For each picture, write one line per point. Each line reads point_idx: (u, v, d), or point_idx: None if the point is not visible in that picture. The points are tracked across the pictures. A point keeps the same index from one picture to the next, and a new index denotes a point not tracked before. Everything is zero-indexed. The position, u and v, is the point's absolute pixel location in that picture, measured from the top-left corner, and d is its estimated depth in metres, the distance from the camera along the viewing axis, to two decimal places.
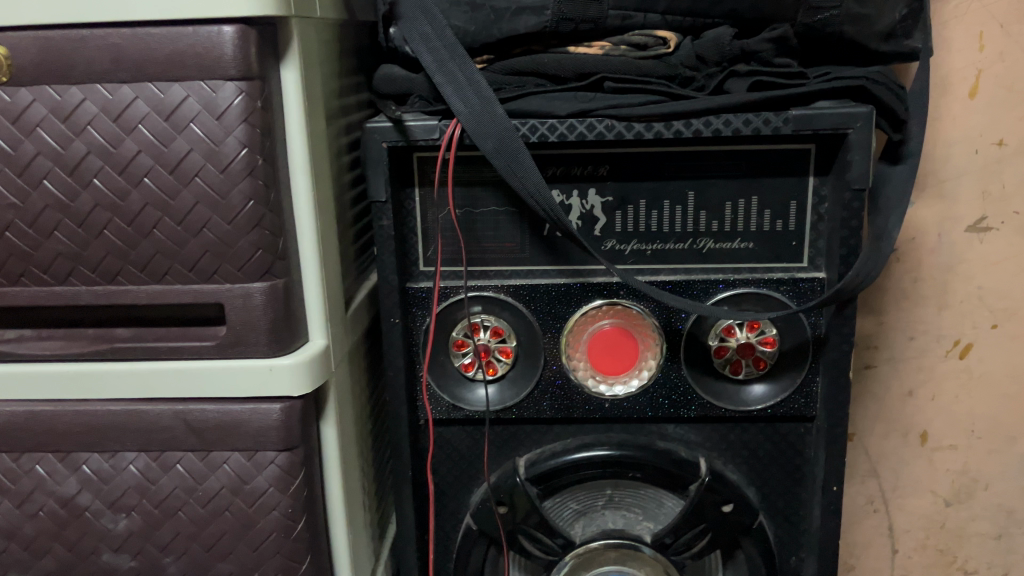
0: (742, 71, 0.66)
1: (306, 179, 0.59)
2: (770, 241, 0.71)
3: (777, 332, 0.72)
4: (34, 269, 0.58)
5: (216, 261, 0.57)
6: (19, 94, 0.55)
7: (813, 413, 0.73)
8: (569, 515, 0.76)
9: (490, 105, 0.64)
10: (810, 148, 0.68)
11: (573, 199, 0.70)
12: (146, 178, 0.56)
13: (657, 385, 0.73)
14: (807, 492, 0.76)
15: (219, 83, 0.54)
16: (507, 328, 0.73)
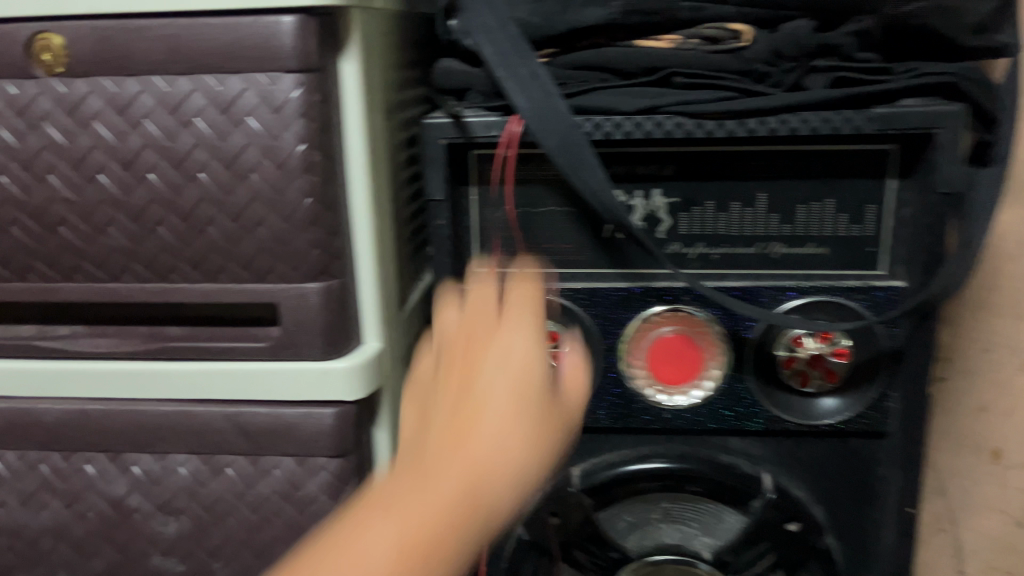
0: (821, 67, 0.62)
1: (363, 175, 0.57)
2: (846, 247, 0.67)
3: (850, 343, 0.68)
4: (89, 265, 0.57)
5: (271, 260, 0.55)
6: (75, 85, 0.53)
7: (887, 430, 0.69)
8: (623, 527, 0.72)
9: (553, 101, 0.61)
10: (891, 149, 0.64)
11: (637, 199, 0.67)
12: (201, 173, 0.54)
13: (720, 396, 0.70)
14: (878, 511, 0.71)
15: (277, 76, 0.52)
16: (563, 333, 0.70)
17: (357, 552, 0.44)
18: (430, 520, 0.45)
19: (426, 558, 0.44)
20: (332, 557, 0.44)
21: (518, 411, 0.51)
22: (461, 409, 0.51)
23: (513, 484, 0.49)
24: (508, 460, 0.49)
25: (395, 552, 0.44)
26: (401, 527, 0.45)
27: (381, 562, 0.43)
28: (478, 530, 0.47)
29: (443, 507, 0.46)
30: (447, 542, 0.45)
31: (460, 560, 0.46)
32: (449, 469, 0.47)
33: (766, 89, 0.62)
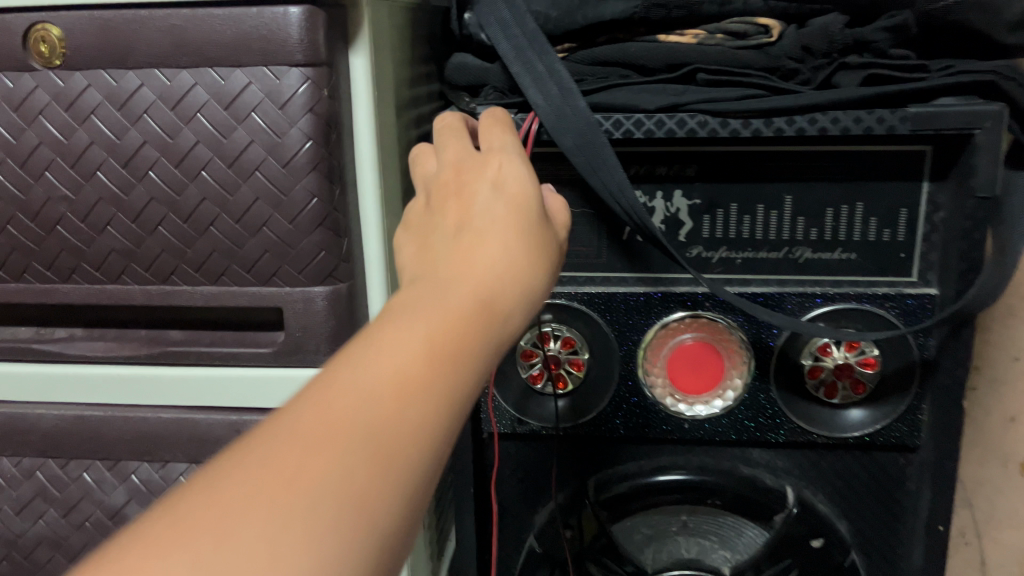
0: (854, 64, 0.59)
1: (373, 173, 0.55)
2: (876, 253, 0.64)
3: (879, 352, 0.65)
4: (87, 266, 0.55)
5: (277, 263, 0.53)
6: (73, 79, 0.51)
7: (917, 443, 0.66)
8: (639, 539, 0.67)
9: (572, 98, 0.59)
10: (926, 150, 0.61)
11: (657, 201, 0.65)
12: (203, 172, 0.52)
13: (743, 406, 0.67)
14: (906, 528, 0.69)
15: (284, 70, 0.50)
16: (579, 339, 0.68)
17: (351, 381, 0.34)
18: (450, 322, 0.39)
19: (442, 355, 0.37)
20: (320, 400, 0.34)
21: (523, 203, 0.46)
22: (462, 232, 0.45)
23: (520, 298, 0.43)
24: (511, 291, 0.43)
25: (402, 384, 0.35)
26: (402, 364, 0.35)
27: (390, 387, 0.35)
28: (487, 349, 0.40)
29: (454, 347, 0.38)
30: (462, 362, 0.38)
31: (477, 375, 0.39)
32: (451, 298, 0.40)
33: (795, 86, 0.59)
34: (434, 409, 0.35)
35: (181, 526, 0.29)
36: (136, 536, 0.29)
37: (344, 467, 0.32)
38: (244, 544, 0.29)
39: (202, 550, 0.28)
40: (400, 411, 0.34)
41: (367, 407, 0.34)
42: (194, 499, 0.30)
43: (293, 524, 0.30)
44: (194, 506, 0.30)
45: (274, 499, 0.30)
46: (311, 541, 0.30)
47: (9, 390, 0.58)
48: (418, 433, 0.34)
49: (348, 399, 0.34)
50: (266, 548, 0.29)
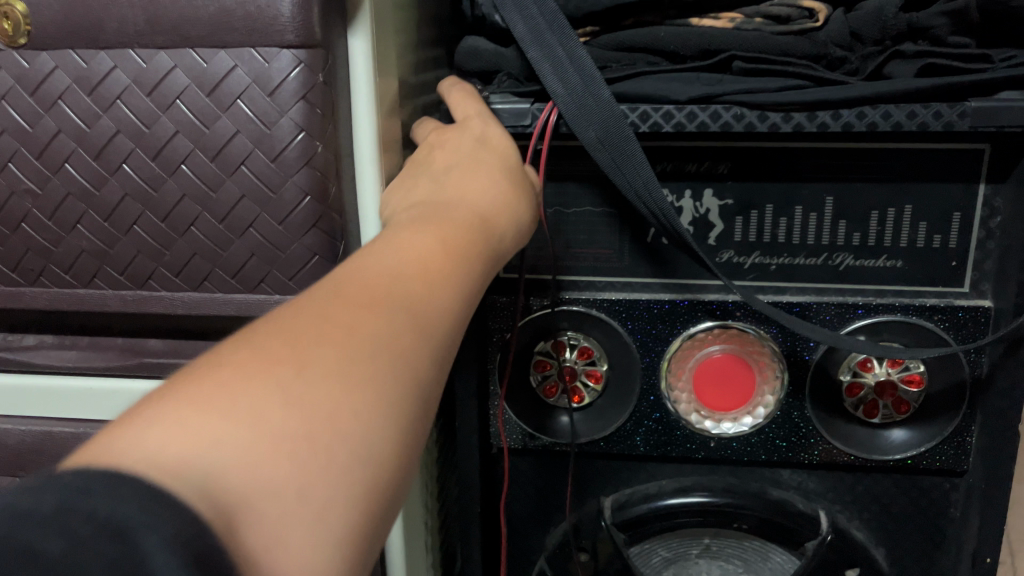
0: (909, 52, 0.53)
1: (374, 168, 0.50)
2: (924, 261, 0.58)
3: (925, 369, 0.60)
4: (55, 267, 0.51)
5: (265, 268, 0.49)
6: (39, 60, 0.47)
7: (965, 468, 0.61)
8: (657, 563, 0.62)
9: (595, 86, 0.53)
10: (984, 148, 0.55)
11: (685, 201, 0.59)
12: (183, 165, 0.48)
13: (774, 425, 0.62)
14: (949, 558, 0.63)
15: (273, 52, 0.45)
16: (597, 349, 0.63)
17: (379, 265, 0.37)
18: (456, 229, 0.42)
19: (455, 254, 0.40)
20: (356, 275, 0.36)
21: (500, 154, 0.51)
22: (451, 171, 0.49)
23: (512, 219, 0.47)
24: (506, 215, 0.47)
25: (427, 270, 0.38)
26: (422, 257, 0.39)
27: (417, 271, 0.37)
28: (490, 255, 0.44)
29: (464, 248, 0.41)
30: (473, 261, 0.41)
31: (483, 277, 0.42)
32: (458, 218, 0.44)
33: (841, 77, 0.53)
34: (456, 295, 0.38)
35: (254, 357, 0.30)
36: (211, 365, 0.30)
37: (392, 325, 0.34)
38: (320, 375, 0.30)
39: (284, 378, 0.29)
40: (429, 289, 0.37)
41: (399, 284, 0.36)
42: (259, 340, 0.31)
43: (360, 364, 0.31)
44: (264, 343, 0.31)
45: (340, 341, 0.32)
46: (374, 379, 0.31)
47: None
48: (446, 310, 0.37)
49: (382, 276, 0.36)
50: (343, 372, 0.31)
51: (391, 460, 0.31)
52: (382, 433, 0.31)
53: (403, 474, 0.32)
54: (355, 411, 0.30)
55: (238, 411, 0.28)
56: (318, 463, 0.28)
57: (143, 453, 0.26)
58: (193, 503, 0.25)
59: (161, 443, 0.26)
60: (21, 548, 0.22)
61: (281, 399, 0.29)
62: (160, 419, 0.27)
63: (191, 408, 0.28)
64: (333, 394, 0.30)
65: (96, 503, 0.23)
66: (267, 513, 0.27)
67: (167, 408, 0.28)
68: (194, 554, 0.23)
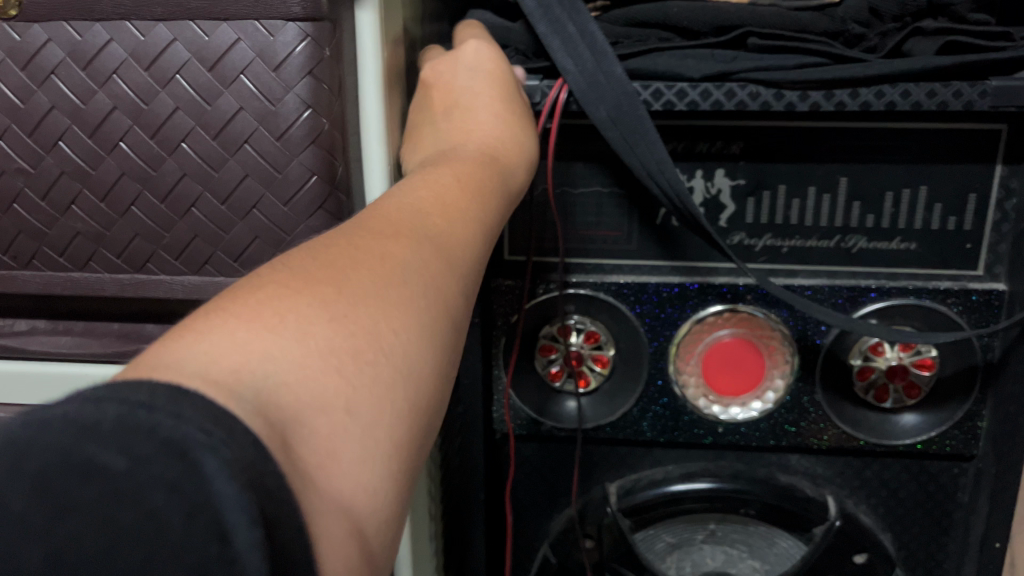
0: (930, 28, 0.52)
1: (381, 146, 0.49)
2: (938, 243, 0.57)
3: (938, 355, 0.59)
4: (49, 250, 0.49)
5: (269, 251, 0.47)
6: (30, 32, 0.45)
7: (975, 452, 0.60)
8: (661, 548, 0.62)
9: (607, 62, 0.52)
10: (1002, 128, 0.54)
11: (696, 180, 0.58)
12: (183, 143, 0.46)
13: (783, 410, 0.61)
14: (956, 543, 0.63)
15: (278, 25, 0.43)
16: (604, 333, 0.62)
17: (402, 200, 0.36)
18: (471, 167, 0.42)
19: (474, 189, 0.40)
20: (381, 209, 0.35)
21: (505, 84, 0.50)
22: (460, 117, 0.48)
23: (526, 154, 0.47)
24: (521, 146, 0.47)
25: (450, 206, 0.37)
26: (443, 192, 0.38)
27: (438, 207, 0.37)
28: (507, 190, 0.44)
29: (481, 181, 0.41)
30: (491, 193, 0.41)
31: (503, 210, 0.42)
32: (468, 155, 0.44)
33: (861, 54, 0.52)
34: (480, 230, 0.38)
35: (289, 278, 0.29)
36: (248, 287, 0.29)
37: (420, 253, 0.33)
38: (357, 295, 0.29)
39: (323, 296, 0.29)
40: (454, 224, 0.36)
41: (422, 219, 0.35)
42: (291, 266, 0.30)
43: (393, 288, 0.31)
44: (301, 266, 0.30)
45: (376, 265, 0.31)
46: (407, 302, 0.31)
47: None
48: (470, 241, 0.37)
49: (406, 211, 0.35)
50: (380, 293, 0.30)
51: (427, 381, 0.31)
52: (419, 351, 0.30)
53: (436, 395, 0.32)
54: (395, 330, 0.30)
55: (283, 325, 0.27)
56: (361, 379, 0.28)
57: (197, 364, 0.24)
58: (250, 416, 0.23)
59: (209, 353, 0.25)
60: (83, 459, 0.20)
61: (325, 317, 0.28)
62: (206, 332, 0.26)
63: (235, 320, 0.26)
64: (372, 313, 0.29)
65: (159, 418, 0.21)
66: (317, 428, 0.26)
67: (213, 324, 0.26)
68: (252, 478, 0.21)
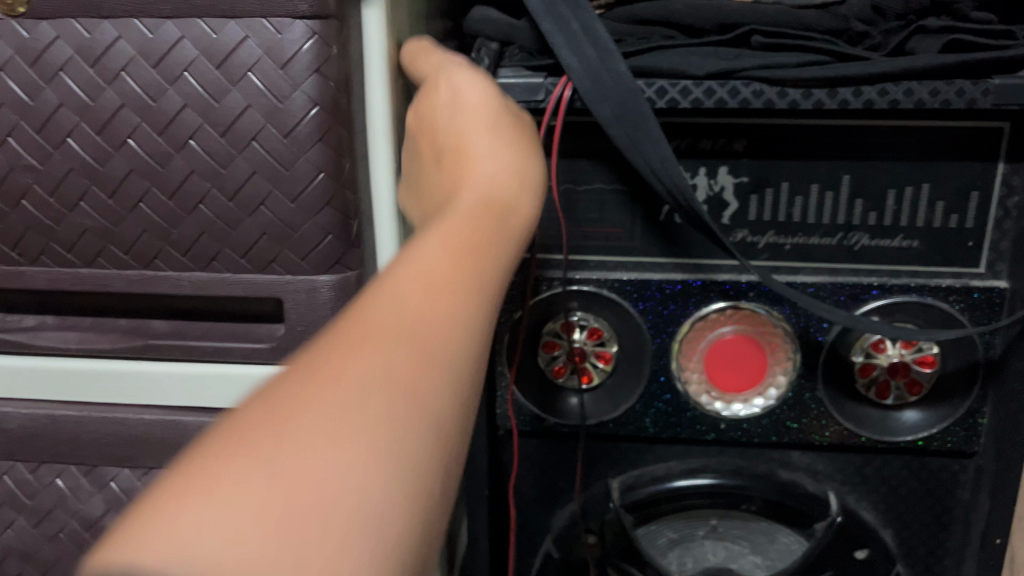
0: (933, 28, 0.53)
1: (387, 143, 0.50)
2: (940, 240, 0.57)
3: (939, 351, 0.59)
4: (57, 246, 0.49)
5: (276, 247, 0.48)
6: (39, 29, 0.45)
7: (975, 449, 0.60)
8: (663, 544, 0.63)
9: (611, 60, 0.52)
10: (1004, 126, 0.54)
11: (699, 178, 0.58)
12: (191, 140, 0.46)
13: (785, 407, 0.61)
14: (956, 539, 0.63)
15: (285, 23, 0.43)
16: (607, 329, 0.62)
17: (376, 298, 0.32)
18: (463, 228, 0.37)
19: (467, 246, 0.35)
20: (350, 321, 0.31)
21: (496, 115, 0.45)
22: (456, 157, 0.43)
23: (529, 189, 0.41)
24: (529, 173, 0.41)
25: (431, 284, 0.33)
26: (427, 265, 0.34)
27: (418, 289, 0.33)
28: (509, 238, 0.38)
29: (475, 232, 0.37)
30: (490, 245, 0.36)
31: (507, 263, 0.37)
32: (461, 198, 0.39)
33: (865, 53, 0.52)
34: (473, 304, 0.34)
35: (234, 429, 0.26)
36: (189, 454, 0.25)
37: (388, 359, 0.29)
38: (310, 432, 0.26)
39: (269, 442, 0.25)
40: (435, 308, 0.32)
41: (398, 312, 0.31)
42: (238, 416, 0.27)
43: (354, 413, 0.27)
44: (245, 417, 0.26)
45: (328, 396, 0.27)
46: (375, 423, 0.27)
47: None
48: (455, 325, 0.32)
49: (374, 315, 0.31)
50: (331, 429, 0.26)
51: (401, 516, 0.26)
52: (385, 483, 0.26)
53: (423, 525, 0.27)
54: (350, 466, 0.25)
55: (221, 488, 0.23)
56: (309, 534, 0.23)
57: (115, 556, 0.21)
58: None
59: (127, 543, 0.22)
60: None
61: (262, 472, 0.24)
62: (133, 518, 0.23)
63: (162, 499, 0.23)
64: (321, 453, 0.25)
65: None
66: None
67: (140, 510, 0.23)
68: None
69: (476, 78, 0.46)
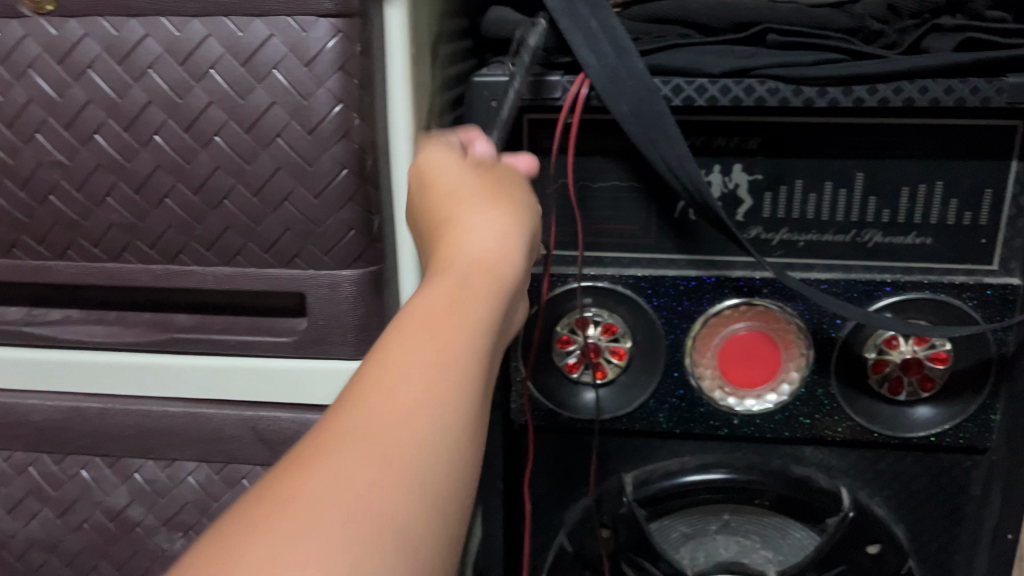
0: (948, 26, 0.54)
1: (409, 139, 0.51)
2: (953, 238, 0.58)
3: (952, 348, 0.60)
4: (83, 242, 0.51)
5: (299, 242, 0.49)
6: (67, 27, 0.46)
7: (987, 445, 0.61)
8: (676, 538, 0.64)
9: (628, 58, 0.53)
10: (1018, 125, 0.55)
11: (713, 175, 0.58)
12: (217, 137, 0.48)
13: (798, 402, 0.62)
14: (968, 535, 0.63)
15: (310, 21, 0.45)
16: (621, 325, 0.63)
17: (344, 401, 0.33)
18: (433, 308, 0.38)
19: (431, 336, 0.36)
20: (318, 429, 0.32)
21: (472, 183, 0.46)
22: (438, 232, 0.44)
23: (499, 256, 0.42)
24: (502, 248, 0.42)
25: (396, 383, 0.34)
26: (392, 364, 0.34)
27: (381, 388, 0.33)
28: (481, 309, 0.38)
29: (439, 318, 0.37)
30: (458, 329, 0.37)
31: (483, 336, 0.38)
32: (430, 283, 0.40)
33: (880, 51, 0.53)
34: (444, 395, 0.34)
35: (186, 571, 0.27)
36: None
37: (351, 473, 0.30)
38: (259, 563, 0.26)
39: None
40: (401, 411, 0.33)
41: (364, 419, 0.32)
42: (203, 548, 0.28)
43: (306, 536, 0.28)
44: (205, 551, 0.27)
45: (283, 515, 0.28)
46: (331, 542, 0.28)
47: (9, 379, 0.57)
48: (423, 410, 0.33)
49: (340, 420, 0.32)
50: (285, 549, 0.27)
51: None
52: None
53: None
54: None
55: None
56: None
57: None
58: None
59: None
60: None
61: None
62: None
63: None
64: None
65: None
66: None
67: None
68: None
69: (448, 151, 0.47)
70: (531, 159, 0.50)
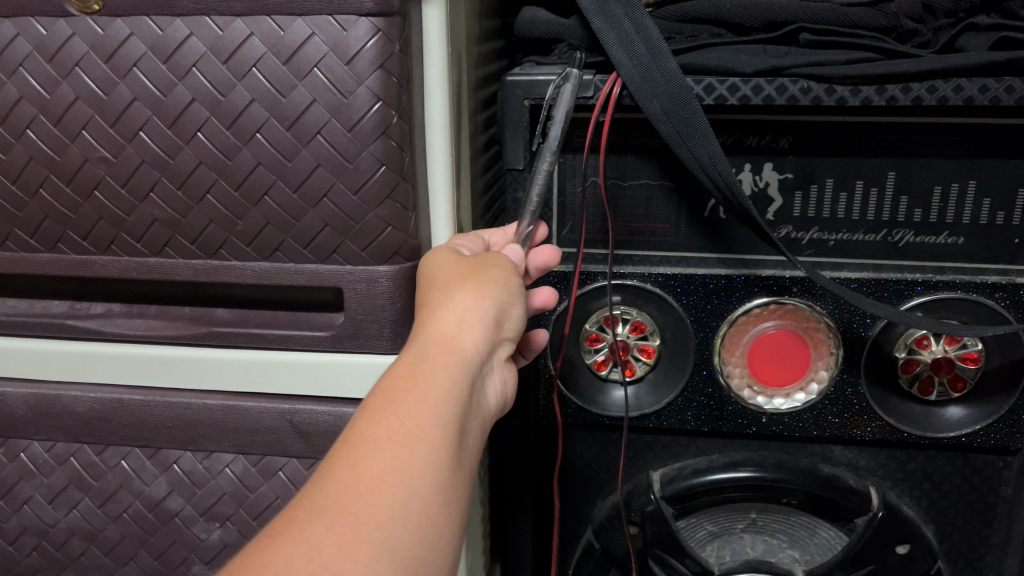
0: (983, 25, 0.54)
1: (444, 136, 0.53)
2: (987, 237, 0.57)
3: (983, 348, 0.59)
4: (127, 236, 0.54)
5: (338, 238, 0.51)
6: (114, 26, 0.49)
7: (1018, 446, 0.61)
8: (703, 536, 0.64)
9: (662, 57, 0.53)
10: None
11: (745, 174, 0.58)
12: (258, 134, 0.50)
13: (828, 401, 0.62)
14: (998, 536, 0.63)
15: (351, 20, 0.47)
16: (650, 323, 0.63)
17: (316, 479, 0.36)
18: (399, 383, 0.40)
19: (396, 411, 0.38)
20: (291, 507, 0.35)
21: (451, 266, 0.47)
22: (420, 310, 0.46)
23: (468, 329, 0.43)
24: (467, 320, 0.43)
25: (362, 460, 0.36)
26: (358, 441, 0.37)
27: (346, 467, 0.36)
28: (451, 382, 0.40)
29: (400, 393, 0.39)
30: (421, 399, 0.39)
31: (453, 406, 0.39)
32: (397, 357, 0.42)
33: (913, 50, 0.53)
34: (407, 469, 0.36)
35: None
36: None
37: (311, 544, 0.33)
38: None
39: None
40: (366, 488, 0.35)
41: (329, 495, 0.35)
42: None
43: None
44: None
45: None
46: None
47: (54, 370, 0.59)
48: (384, 488, 0.35)
49: (308, 500, 0.35)
50: None
51: None
52: None
53: None
54: None
55: None
56: None
57: None
58: None
59: None
60: None
61: None
62: None
63: None
64: None
65: None
66: None
67: None
68: None
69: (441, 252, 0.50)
70: (552, 249, 0.54)
